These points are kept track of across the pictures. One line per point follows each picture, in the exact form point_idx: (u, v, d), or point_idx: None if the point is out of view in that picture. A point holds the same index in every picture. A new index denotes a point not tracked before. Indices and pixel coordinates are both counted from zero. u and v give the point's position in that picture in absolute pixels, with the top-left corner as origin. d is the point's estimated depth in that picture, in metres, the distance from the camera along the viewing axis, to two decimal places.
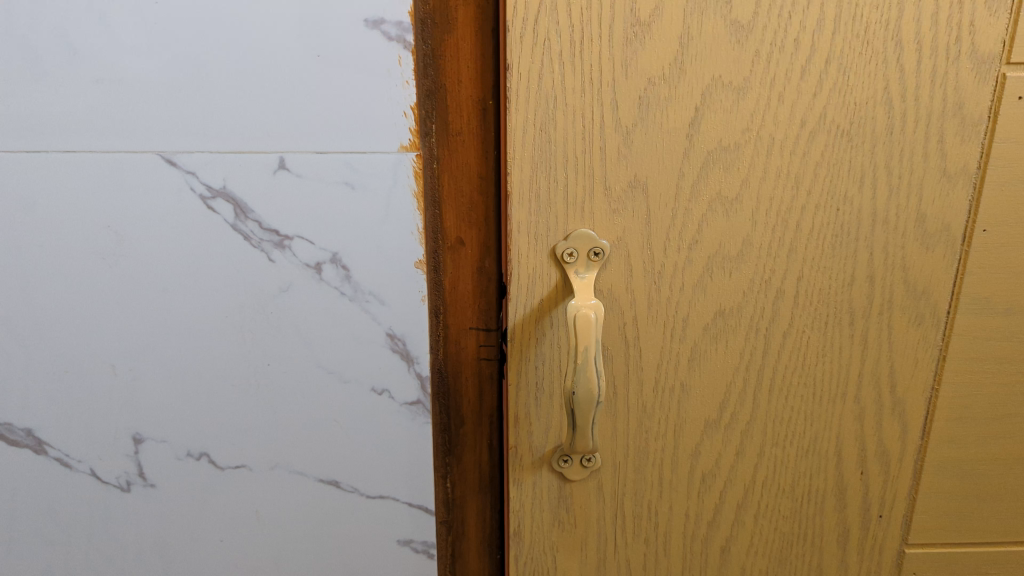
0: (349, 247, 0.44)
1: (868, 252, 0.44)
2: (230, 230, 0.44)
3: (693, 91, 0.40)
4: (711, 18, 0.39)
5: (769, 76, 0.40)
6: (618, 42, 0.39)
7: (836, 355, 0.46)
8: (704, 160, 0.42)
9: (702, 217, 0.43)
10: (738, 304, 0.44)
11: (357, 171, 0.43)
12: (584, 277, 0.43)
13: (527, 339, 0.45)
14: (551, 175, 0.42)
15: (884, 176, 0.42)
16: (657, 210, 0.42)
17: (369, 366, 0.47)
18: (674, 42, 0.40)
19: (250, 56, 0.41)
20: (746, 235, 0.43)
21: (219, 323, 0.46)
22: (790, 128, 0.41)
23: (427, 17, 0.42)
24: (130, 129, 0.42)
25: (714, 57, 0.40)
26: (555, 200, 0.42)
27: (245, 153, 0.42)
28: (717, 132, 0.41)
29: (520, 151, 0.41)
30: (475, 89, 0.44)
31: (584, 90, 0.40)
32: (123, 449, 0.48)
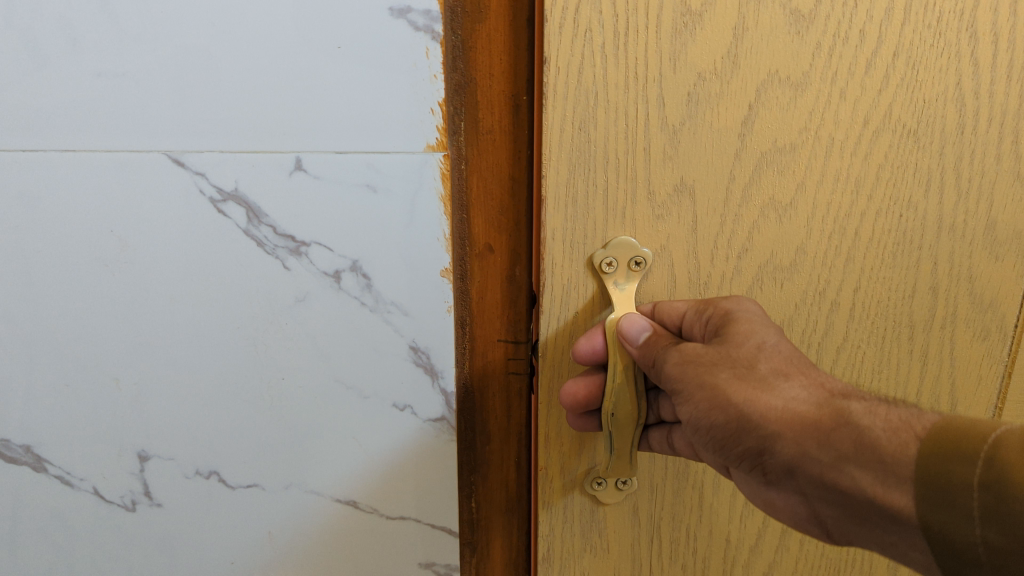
0: (371, 254, 0.41)
1: (932, 262, 0.41)
2: (241, 235, 0.41)
3: (746, 87, 0.38)
4: (770, 8, 0.37)
5: (831, 71, 0.38)
6: (666, 33, 0.37)
7: (892, 372, 0.44)
8: (758, 162, 0.39)
9: (753, 225, 0.41)
10: (788, 317, 0.42)
11: (380, 173, 0.40)
12: (623, 290, 0.41)
13: (562, 353, 0.42)
14: (590, 177, 0.39)
15: (951, 179, 0.40)
16: (704, 216, 0.40)
17: (390, 380, 0.44)
18: (727, 33, 0.37)
19: (264, 47, 0.37)
20: (801, 243, 0.41)
21: (231, 334, 0.42)
22: (851, 128, 0.39)
23: (458, 5, 0.39)
24: (134, 126, 0.39)
25: (772, 49, 0.37)
26: (594, 205, 0.40)
27: (261, 153, 0.39)
28: (773, 131, 0.39)
29: (556, 152, 0.38)
30: (507, 83, 0.41)
31: (627, 86, 0.38)
32: (128, 466, 0.45)
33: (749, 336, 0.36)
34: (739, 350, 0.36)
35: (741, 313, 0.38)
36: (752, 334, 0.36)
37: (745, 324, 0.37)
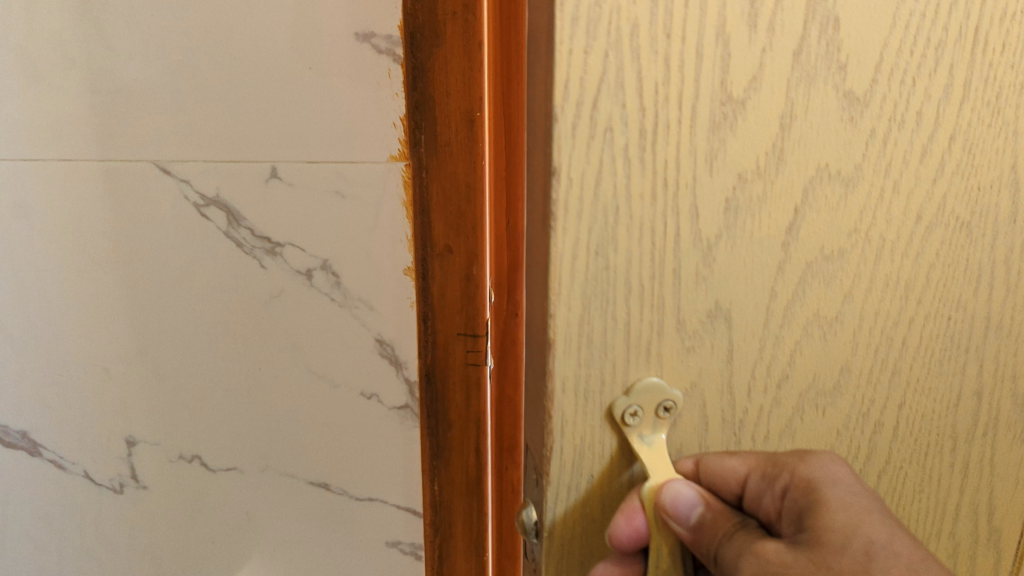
0: (340, 254, 0.45)
1: (979, 364, 0.31)
2: (223, 237, 0.45)
3: (793, 186, 0.26)
4: (820, 86, 0.24)
5: (887, 157, 0.26)
6: (702, 128, 0.24)
7: (937, 489, 0.33)
8: (803, 274, 0.27)
9: (795, 345, 0.28)
10: (828, 448, 0.31)
11: (347, 180, 0.44)
12: (653, 446, 0.28)
13: (570, 540, 0.30)
14: (607, 312, 0.26)
15: (1002, 277, 0.30)
16: (742, 344, 0.28)
17: (360, 371, 0.48)
18: (771, 124, 0.24)
19: (241, 65, 0.41)
20: (845, 363, 0.29)
21: (213, 329, 0.47)
22: (904, 223, 0.28)
23: (416, 31, 0.41)
24: (125, 139, 0.43)
25: (820, 137, 0.25)
26: (612, 342, 0.26)
27: (240, 163, 0.43)
28: (821, 236, 0.27)
29: (567, 283, 0.25)
30: (464, 100, 0.43)
31: (653, 195, 0.24)
32: (117, 452, 0.49)
33: (850, 535, 0.27)
34: (841, 563, 0.27)
35: (828, 489, 0.28)
36: (855, 525, 0.27)
37: (841, 511, 0.28)
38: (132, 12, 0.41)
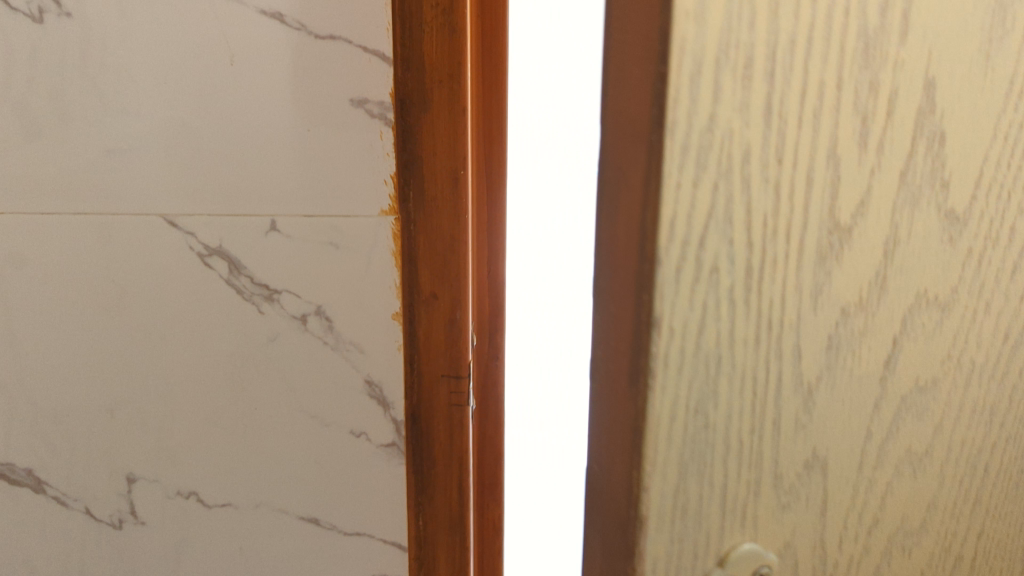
0: (332, 301, 0.49)
1: None
2: (223, 284, 0.48)
3: (893, 314, 0.23)
4: (923, 212, 0.23)
5: (978, 284, 0.25)
6: (809, 263, 0.21)
7: None
8: (897, 408, 0.25)
9: (887, 485, 0.26)
10: None
11: (341, 233, 0.47)
12: None
13: None
14: (707, 478, 0.22)
15: None
16: (836, 490, 0.25)
17: (349, 411, 0.51)
18: (873, 254, 0.22)
19: (241, 128, 0.45)
20: (930, 494, 0.27)
21: (213, 371, 0.50)
22: (991, 344, 0.26)
23: (405, 97, 0.46)
24: (132, 195, 0.46)
25: (922, 263, 0.23)
26: (709, 508, 0.22)
27: (241, 217, 0.47)
28: (915, 366, 0.25)
29: (662, 449, 0.21)
30: (448, 159, 0.47)
31: (758, 336, 0.21)
32: (118, 488, 0.52)
33: None
34: None
35: None
36: None
37: None
38: (137, 75, 0.44)
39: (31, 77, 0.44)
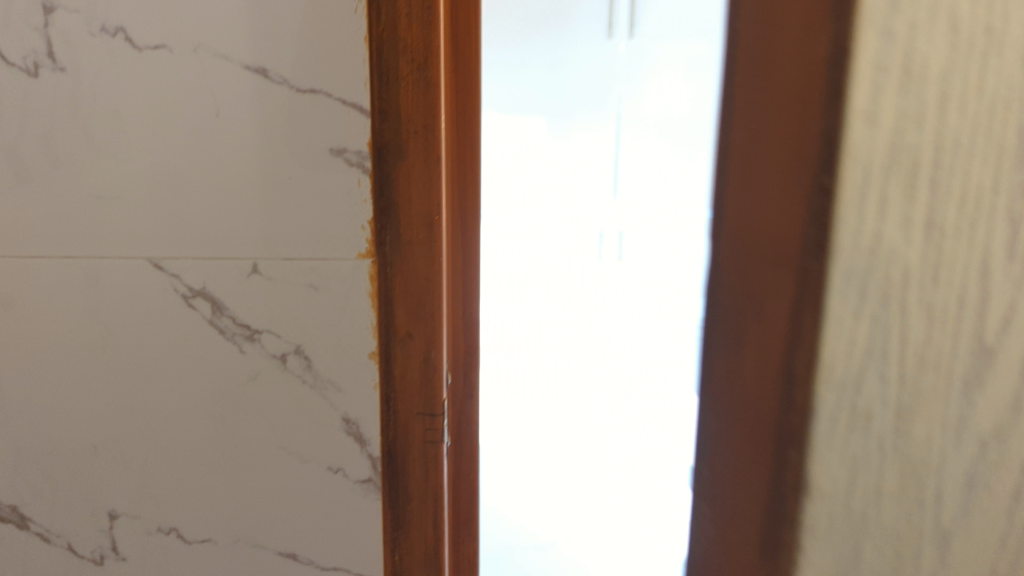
0: (311, 340, 0.51)
1: None
2: (206, 324, 0.50)
3: None
4: None
5: None
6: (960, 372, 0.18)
7: None
8: None
9: None
10: None
11: (320, 275, 0.50)
12: None
13: None
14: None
15: None
16: None
17: (327, 447, 0.53)
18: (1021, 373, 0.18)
19: (224, 175, 0.48)
20: None
21: (195, 409, 0.51)
22: None
23: (383, 146, 0.48)
24: (117, 238, 0.48)
25: None
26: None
27: (223, 260, 0.49)
28: None
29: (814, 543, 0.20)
30: (424, 206, 0.49)
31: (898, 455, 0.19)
32: (100, 524, 0.53)
33: None
34: None
35: None
36: None
37: None
38: (123, 123, 0.47)
39: (26, 126, 0.47)
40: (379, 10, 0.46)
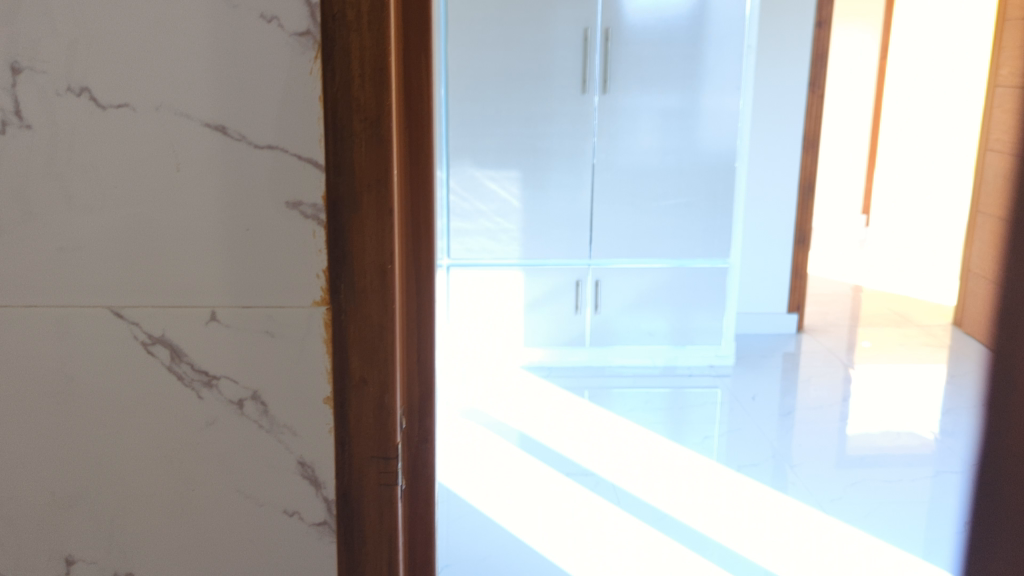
0: (266, 386, 0.52)
1: None
2: (165, 370, 0.52)
3: None
4: None
5: None
6: None
7: None
8: None
9: None
10: None
11: (276, 323, 0.51)
12: None
13: None
14: None
15: None
16: None
17: (282, 491, 0.54)
18: None
19: (185, 227, 0.50)
20: None
21: (151, 455, 0.53)
22: None
23: (336, 200, 0.50)
24: (81, 287, 0.50)
25: None
26: None
27: (182, 309, 0.51)
28: None
29: None
30: (378, 256, 0.51)
31: None
32: (57, 568, 0.55)
33: None
34: None
35: None
36: None
37: None
38: (92, 178, 0.49)
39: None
40: (333, 71, 0.48)
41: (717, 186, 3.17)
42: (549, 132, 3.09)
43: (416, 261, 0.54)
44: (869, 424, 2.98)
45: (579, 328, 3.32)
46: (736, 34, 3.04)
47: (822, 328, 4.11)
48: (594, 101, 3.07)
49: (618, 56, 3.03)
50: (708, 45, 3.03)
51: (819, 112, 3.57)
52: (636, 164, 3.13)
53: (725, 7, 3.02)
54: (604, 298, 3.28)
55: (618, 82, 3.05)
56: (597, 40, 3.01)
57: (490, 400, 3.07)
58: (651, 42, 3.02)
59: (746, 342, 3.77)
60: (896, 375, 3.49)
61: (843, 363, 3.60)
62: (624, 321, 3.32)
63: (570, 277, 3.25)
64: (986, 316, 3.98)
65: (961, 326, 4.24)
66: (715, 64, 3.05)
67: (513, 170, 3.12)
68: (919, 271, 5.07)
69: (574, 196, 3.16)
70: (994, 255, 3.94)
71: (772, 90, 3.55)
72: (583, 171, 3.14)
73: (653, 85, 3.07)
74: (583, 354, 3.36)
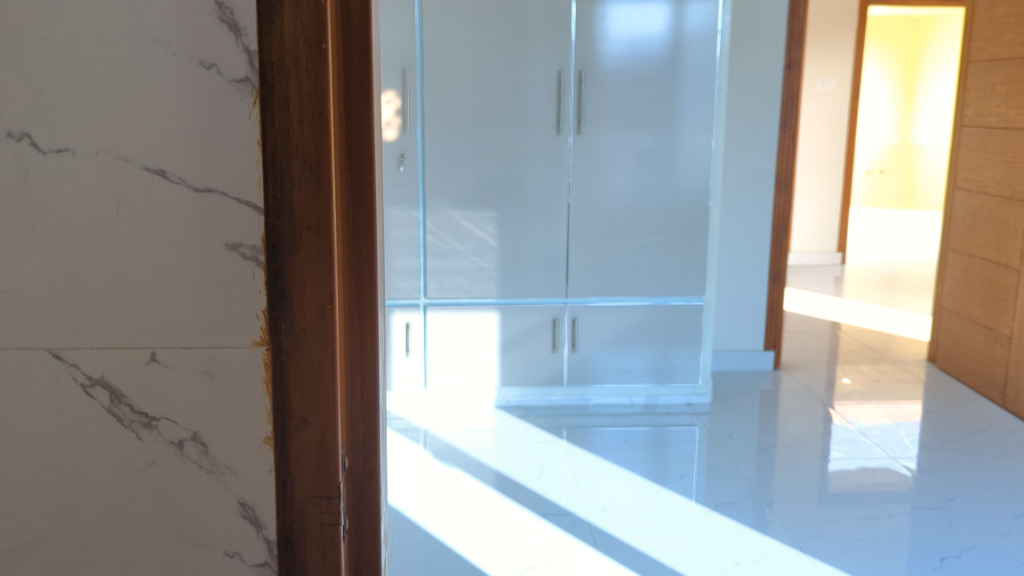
0: (206, 427, 0.53)
1: None
2: (104, 413, 0.52)
3: None
4: None
5: None
6: None
7: None
8: None
9: None
10: None
11: (215, 364, 0.52)
12: None
13: None
14: None
15: None
16: None
17: (223, 532, 0.54)
18: None
19: (124, 268, 0.50)
20: None
21: (90, 497, 0.53)
22: None
23: (276, 242, 0.51)
24: (21, 330, 0.51)
25: None
26: None
27: (122, 350, 0.51)
28: None
29: None
30: (318, 298, 0.52)
31: None
32: None
33: None
34: None
35: None
36: None
37: None
38: (33, 222, 0.50)
39: None
40: (270, 116, 0.50)
41: (692, 225, 3.21)
42: (524, 173, 3.12)
43: (359, 302, 0.55)
44: (846, 461, 2.98)
45: (556, 367, 3.32)
46: (708, 76, 3.10)
47: (799, 364, 4.14)
48: (569, 141, 3.11)
49: (592, 97, 3.08)
50: (681, 87, 3.09)
51: (791, 152, 3.63)
52: (610, 204, 3.17)
53: (696, 50, 3.08)
54: (581, 337, 3.29)
55: (593, 122, 3.10)
56: (571, 82, 3.06)
57: (467, 440, 3.06)
58: (624, 83, 3.07)
59: (724, 379, 3.79)
60: (872, 412, 3.51)
61: (820, 400, 3.61)
62: (601, 359, 3.32)
63: (547, 316, 3.26)
64: (959, 351, 4.02)
65: (935, 361, 4.27)
66: (688, 105, 3.11)
67: (490, 210, 3.14)
68: (893, 307, 5.13)
69: (551, 236, 3.18)
70: (966, 292, 3.99)
71: (745, 130, 3.62)
72: (559, 210, 3.16)
73: (627, 126, 3.11)
74: (560, 393, 3.35)
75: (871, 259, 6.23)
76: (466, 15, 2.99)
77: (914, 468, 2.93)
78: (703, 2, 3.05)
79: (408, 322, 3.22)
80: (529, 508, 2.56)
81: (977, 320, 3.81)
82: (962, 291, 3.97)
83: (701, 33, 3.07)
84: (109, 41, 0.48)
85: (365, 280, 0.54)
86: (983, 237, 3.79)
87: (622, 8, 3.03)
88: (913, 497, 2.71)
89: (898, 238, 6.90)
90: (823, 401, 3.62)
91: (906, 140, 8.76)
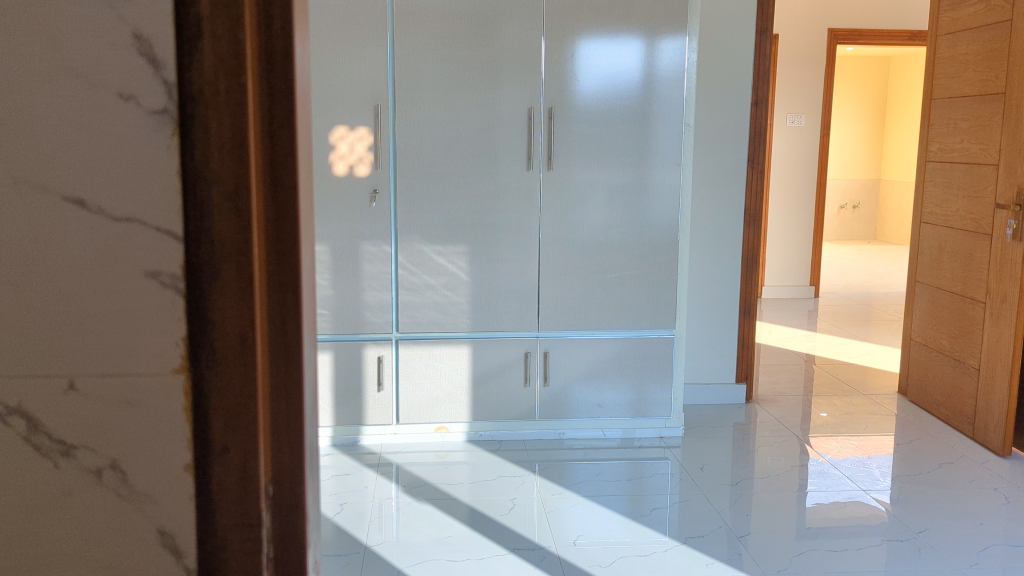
0: (124, 455, 0.53)
1: None
2: (22, 441, 0.52)
3: None
4: None
5: None
6: None
7: None
8: None
9: None
10: None
11: (135, 392, 0.52)
12: None
13: None
14: None
15: None
16: None
17: (141, 560, 0.54)
18: None
19: (42, 296, 0.51)
20: None
21: (5, 526, 0.53)
22: None
23: (196, 270, 0.52)
24: None
25: None
26: None
27: (41, 379, 0.52)
28: None
29: None
30: (238, 325, 0.53)
31: None
32: None
33: None
34: None
35: None
36: None
37: None
38: None
39: None
40: (191, 146, 0.51)
41: (662, 259, 3.24)
42: (495, 208, 3.14)
43: (285, 332, 0.55)
44: (818, 494, 2.99)
45: (529, 401, 3.31)
46: (676, 113, 3.15)
47: (772, 398, 4.15)
48: (540, 176, 3.14)
49: (563, 133, 3.11)
50: (651, 123, 3.14)
51: (759, 187, 3.69)
52: (582, 239, 3.19)
53: (666, 88, 3.13)
54: (553, 370, 3.29)
55: (564, 158, 3.13)
56: (541, 119, 3.10)
57: (438, 476, 3.03)
58: (595, 120, 3.11)
59: (697, 413, 3.79)
60: (844, 445, 3.53)
61: (793, 433, 3.62)
62: (573, 393, 3.32)
63: (519, 350, 3.26)
64: (929, 384, 4.05)
65: (906, 394, 4.31)
66: (657, 142, 3.15)
67: (462, 245, 3.15)
68: (865, 341, 5.18)
69: (522, 270, 3.19)
70: (934, 325, 4.04)
71: (714, 166, 3.67)
72: (530, 245, 3.18)
73: (597, 162, 3.15)
74: (533, 427, 3.34)
75: (844, 293, 6.30)
76: (438, 53, 3.03)
77: (885, 501, 2.95)
78: (673, 42, 3.11)
79: (380, 356, 3.20)
80: (501, 544, 2.53)
81: (946, 353, 3.85)
82: (931, 324, 4.02)
83: (670, 72, 3.12)
84: (33, 74, 0.49)
85: (291, 311, 0.55)
86: (949, 270, 3.85)
87: (592, 47, 3.08)
88: (883, 530, 2.72)
89: (870, 273, 6.99)
90: (795, 435, 3.63)
91: (875, 178, 8.92)
